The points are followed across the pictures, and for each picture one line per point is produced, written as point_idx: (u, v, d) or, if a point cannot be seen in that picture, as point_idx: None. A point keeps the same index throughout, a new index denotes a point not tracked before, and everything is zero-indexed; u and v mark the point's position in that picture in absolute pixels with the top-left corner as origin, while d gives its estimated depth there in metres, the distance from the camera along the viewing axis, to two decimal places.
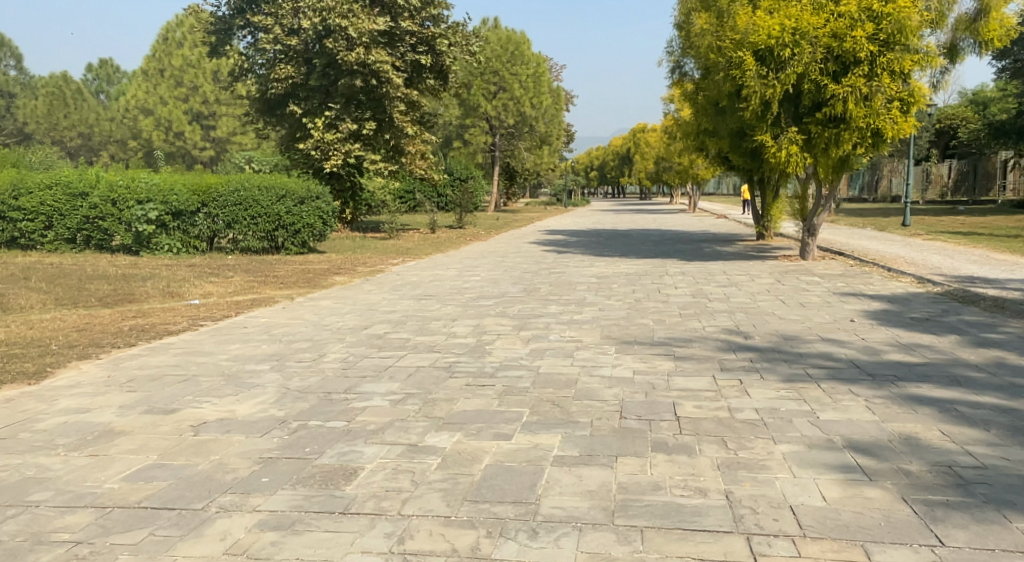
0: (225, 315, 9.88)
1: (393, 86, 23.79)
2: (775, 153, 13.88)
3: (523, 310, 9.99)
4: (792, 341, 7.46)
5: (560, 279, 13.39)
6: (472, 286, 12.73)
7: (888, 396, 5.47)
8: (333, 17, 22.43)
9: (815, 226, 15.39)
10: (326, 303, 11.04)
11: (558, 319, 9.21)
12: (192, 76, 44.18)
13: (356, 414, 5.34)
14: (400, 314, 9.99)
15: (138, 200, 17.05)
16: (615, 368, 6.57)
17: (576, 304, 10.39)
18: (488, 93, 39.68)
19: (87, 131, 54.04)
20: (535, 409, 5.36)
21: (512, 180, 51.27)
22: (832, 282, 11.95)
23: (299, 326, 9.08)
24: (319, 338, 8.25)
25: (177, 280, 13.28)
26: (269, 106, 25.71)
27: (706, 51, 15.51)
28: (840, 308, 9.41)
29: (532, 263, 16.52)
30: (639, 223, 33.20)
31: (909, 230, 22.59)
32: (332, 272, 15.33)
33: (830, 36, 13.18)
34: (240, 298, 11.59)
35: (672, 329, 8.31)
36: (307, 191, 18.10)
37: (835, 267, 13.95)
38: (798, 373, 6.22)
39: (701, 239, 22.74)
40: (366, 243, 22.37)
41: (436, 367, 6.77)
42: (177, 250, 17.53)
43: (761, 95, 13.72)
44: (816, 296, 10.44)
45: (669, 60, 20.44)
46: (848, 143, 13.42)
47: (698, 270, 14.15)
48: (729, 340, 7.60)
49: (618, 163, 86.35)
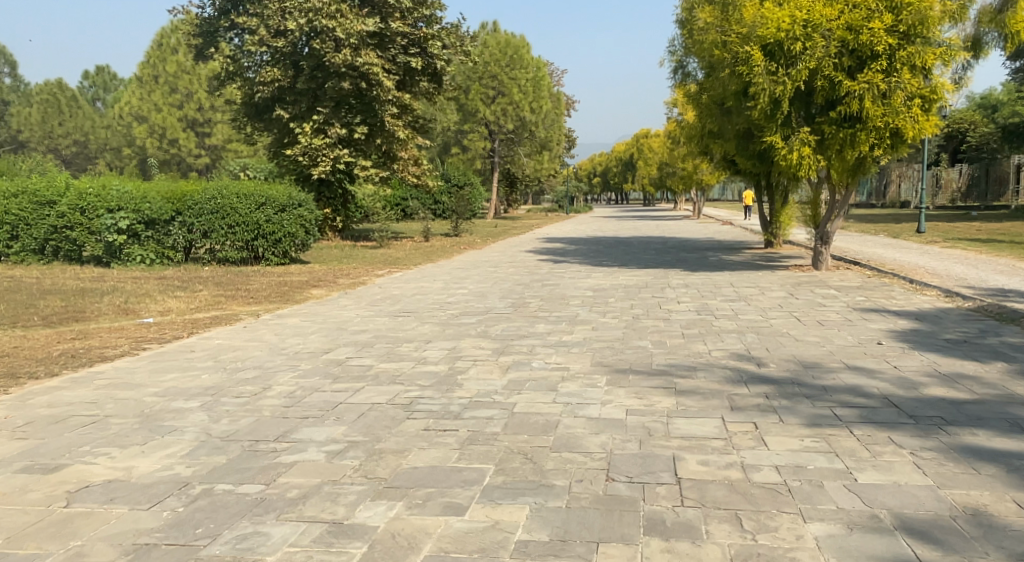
0: (176, 337, 8.88)
1: (384, 89, 22.77)
2: (785, 155, 12.85)
3: (508, 330, 8.96)
4: (815, 370, 6.41)
5: (553, 292, 12.36)
6: (456, 301, 11.72)
7: (940, 449, 4.41)
8: (320, 18, 21.46)
9: (827, 233, 14.36)
10: (292, 321, 10.02)
11: (545, 341, 8.17)
12: (186, 82, 43.25)
13: (280, 471, 4.31)
14: (371, 334, 8.96)
15: (108, 208, 16.09)
16: (605, 407, 5.53)
17: (567, 322, 9.37)
18: (487, 98, 38.70)
19: (83, 138, 53.39)
20: (502, 467, 4.33)
21: (513, 187, 50.34)
22: (849, 296, 10.90)
23: (254, 349, 8.06)
24: (270, 365, 7.22)
25: (138, 294, 12.33)
26: (256, 111, 24.75)
27: (711, 47, 14.61)
28: (863, 327, 8.34)
29: (526, 274, 15.51)
30: (641, 231, 32.21)
31: (926, 236, 21.48)
32: (311, 284, 14.30)
33: (845, 29, 12.16)
34: (201, 315, 10.59)
35: (674, 354, 7.25)
36: (289, 197, 17.02)
37: (852, 278, 12.89)
38: (823, 414, 5.17)
39: (706, 247, 21.71)
40: (354, 252, 21.33)
41: (395, 404, 5.74)
42: (150, 261, 16.60)
43: (771, 93, 12.70)
44: (835, 313, 9.37)
45: (672, 60, 19.53)
46: (865, 144, 12.40)
47: (703, 282, 13.12)
48: (740, 369, 6.55)
49: (622, 170, 85.40)
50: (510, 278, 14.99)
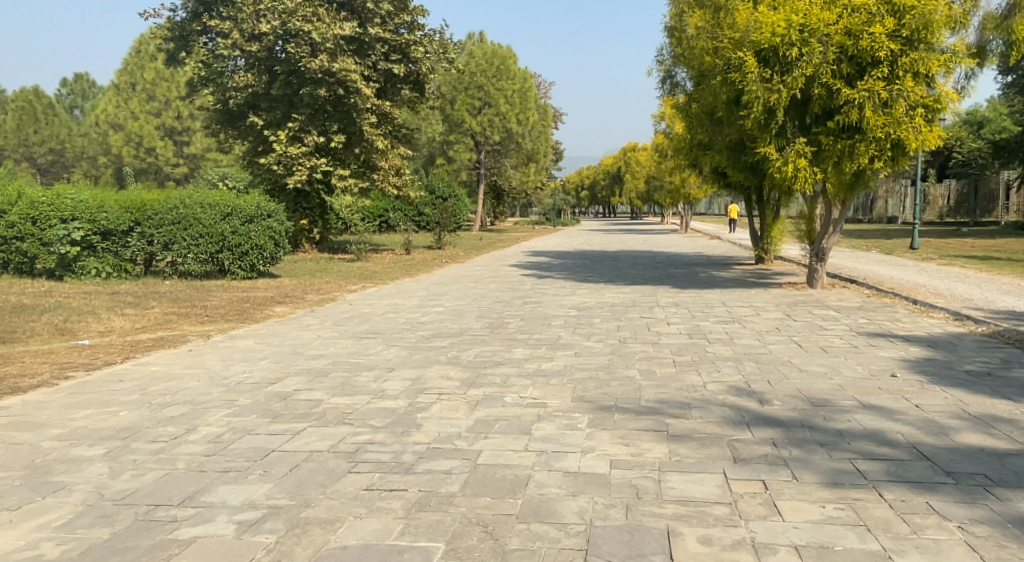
0: (109, 363, 7.98)
1: (362, 97, 21.87)
2: (780, 168, 12.12)
3: (481, 355, 8.09)
4: (828, 410, 5.57)
5: (534, 311, 11.49)
6: (428, 321, 10.85)
7: (995, 522, 3.57)
8: (295, 21, 20.61)
9: (823, 249, 13.65)
10: (243, 344, 9.10)
11: (520, 370, 7.29)
12: (164, 89, 42.29)
13: (172, 552, 3.40)
14: (328, 359, 8.06)
15: (61, 218, 15.12)
16: (585, 457, 4.66)
17: (547, 347, 8.51)
18: (472, 108, 37.94)
19: (59, 147, 52.17)
20: (453, 545, 3.44)
21: (500, 199, 49.63)
22: (850, 317, 10.13)
23: (191, 379, 7.12)
24: (203, 400, 6.29)
25: (81, 311, 11.37)
26: (231, 118, 23.87)
27: (701, 55, 13.93)
28: (872, 355, 7.52)
29: (507, 291, 14.66)
30: (629, 244, 31.50)
31: (921, 253, 20.80)
32: (275, 301, 13.34)
33: (844, 34, 11.47)
34: (145, 336, 9.64)
35: (665, 387, 6.39)
36: (257, 208, 16.11)
37: (851, 298, 12.13)
38: (845, 470, 4.33)
39: (695, 262, 20.96)
40: (330, 265, 20.40)
41: (337, 452, 4.84)
42: (107, 274, 15.67)
43: (765, 101, 11.97)
44: (838, 338, 8.58)
45: (660, 70, 18.84)
46: (865, 156, 11.67)
47: (693, 301, 12.33)
48: (740, 408, 5.69)
49: (609, 183, 84.99)
50: (489, 294, 14.14)
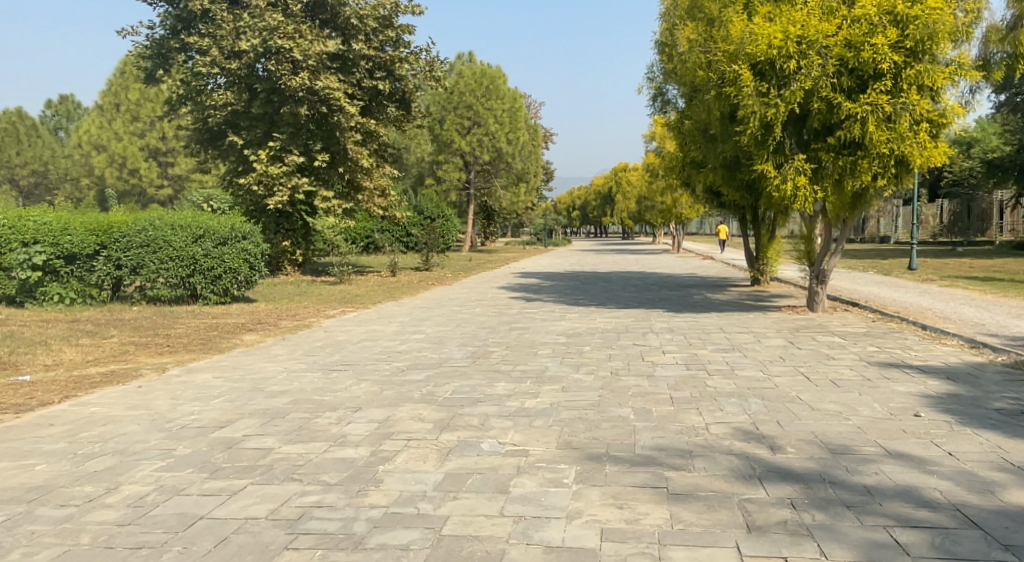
0: (45, 403, 7.22)
1: (347, 115, 21.11)
2: (779, 186, 11.49)
3: (459, 391, 7.34)
4: (851, 459, 4.84)
5: (520, 339, 10.74)
6: (406, 350, 10.10)
7: None
8: (276, 38, 19.95)
9: (824, 271, 13.00)
10: (200, 379, 8.33)
11: (501, 409, 6.54)
12: (149, 110, 41.58)
13: None
14: (289, 397, 7.29)
15: (23, 241, 14.38)
16: (571, 525, 3.92)
17: (532, 379, 7.76)
18: (461, 128, 37.37)
19: (42, 168, 51.23)
20: None
21: (490, 219, 48.98)
22: (858, 344, 9.45)
23: (131, 423, 6.36)
24: (135, 450, 5.52)
25: (31, 343, 10.58)
26: (210, 137, 23.11)
27: (694, 68, 13.37)
28: (889, 390, 6.81)
29: (493, 316, 13.92)
30: (621, 265, 30.78)
31: (921, 274, 20.15)
32: (246, 328, 12.54)
33: (843, 46, 10.88)
34: (94, 371, 8.88)
35: (663, 430, 5.65)
36: (231, 229, 15.37)
37: (857, 323, 11.44)
38: (883, 543, 3.59)
39: (689, 284, 20.28)
40: (310, 289, 19.57)
41: (276, 520, 4.07)
42: (71, 300, 14.94)
43: (762, 117, 11.36)
44: (849, 369, 7.86)
45: (650, 87, 18.29)
46: (867, 173, 11.07)
47: (690, 327, 11.62)
48: (749, 457, 4.96)
49: (600, 203, 84.57)
50: (473, 319, 13.39)
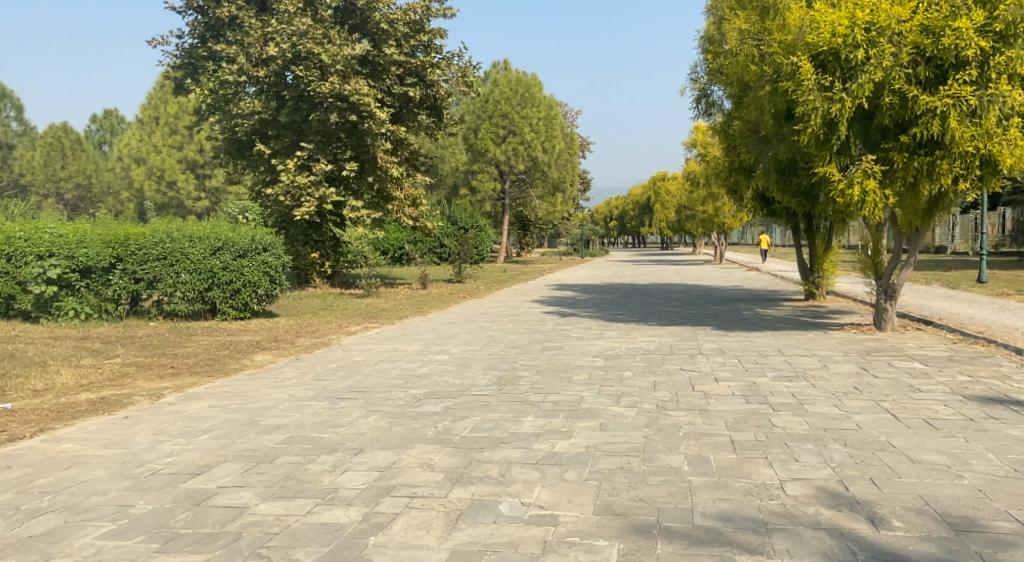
0: (14, 437, 6.38)
1: (377, 121, 20.25)
2: (844, 190, 10.19)
3: (480, 428, 6.29)
4: (982, 542, 3.69)
5: (552, 361, 9.66)
6: (425, 374, 9.09)
7: None
8: (305, 42, 19.24)
9: (893, 285, 11.67)
10: (193, 409, 7.44)
11: (528, 453, 5.47)
12: (186, 123, 41.50)
13: None
14: (285, 434, 6.33)
15: (38, 254, 13.83)
16: None
17: (565, 414, 6.68)
18: (496, 137, 36.40)
19: (86, 182, 51.75)
20: None
21: (526, 229, 47.99)
22: (945, 372, 8.14)
23: (96, 467, 5.46)
24: (88, 506, 4.60)
25: (29, 362, 9.86)
26: (239, 147, 22.51)
27: (745, 63, 12.20)
28: (1002, 436, 5.58)
29: (524, 333, 12.84)
30: (659, 277, 29.48)
31: (993, 288, 18.43)
32: (259, 346, 11.69)
33: (919, 32, 9.68)
34: (84, 397, 8.07)
35: (727, 489, 4.53)
36: (251, 241, 14.62)
37: (938, 345, 10.10)
38: None
39: (737, 298, 18.93)
40: (336, 303, 18.68)
41: None
42: (86, 315, 14.34)
43: (825, 113, 10.12)
44: (944, 405, 6.61)
45: (694, 88, 17.10)
46: (948, 176, 9.77)
47: (744, 348, 10.41)
48: (846, 535, 3.82)
49: (639, 213, 82.91)
50: (504, 337, 12.35)
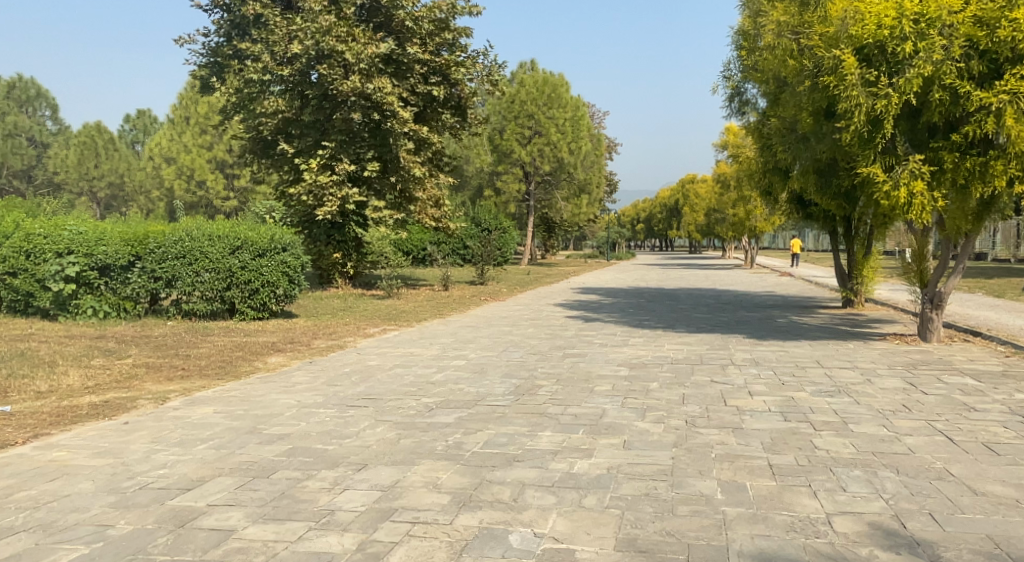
0: (5, 443, 6.07)
1: (400, 120, 20.01)
2: (889, 192, 9.56)
3: (494, 443, 5.83)
4: None
5: (574, 370, 9.19)
6: (440, 381, 8.67)
7: None
8: (328, 39, 18.95)
9: (939, 294, 10.98)
10: (196, 415, 7.09)
11: (544, 474, 5.00)
12: (216, 122, 41.70)
13: None
14: (287, 445, 5.95)
15: (56, 252, 13.70)
16: None
17: (585, 429, 6.20)
18: (523, 137, 35.95)
19: (118, 181, 52.29)
20: None
21: (552, 231, 47.51)
22: (1001, 390, 7.50)
23: (83, 479, 5.11)
24: (66, 525, 4.25)
25: (38, 362, 9.62)
26: (264, 146, 22.38)
27: (782, 58, 11.64)
28: None
29: (546, 339, 12.36)
30: (687, 281, 28.78)
31: None
32: (274, 348, 11.38)
33: (973, 24, 9.04)
34: (87, 400, 7.77)
35: (766, 524, 4.02)
36: (270, 240, 14.34)
37: (990, 358, 9.43)
38: None
39: (769, 304, 18.26)
40: (356, 304, 18.29)
41: None
42: (104, 314, 14.21)
43: (870, 110, 9.51)
44: (1004, 427, 6.00)
45: (726, 86, 16.49)
46: (1002, 177, 9.10)
47: (778, 358, 9.83)
48: None
49: (667, 216, 81.87)
50: (525, 342, 11.89)
